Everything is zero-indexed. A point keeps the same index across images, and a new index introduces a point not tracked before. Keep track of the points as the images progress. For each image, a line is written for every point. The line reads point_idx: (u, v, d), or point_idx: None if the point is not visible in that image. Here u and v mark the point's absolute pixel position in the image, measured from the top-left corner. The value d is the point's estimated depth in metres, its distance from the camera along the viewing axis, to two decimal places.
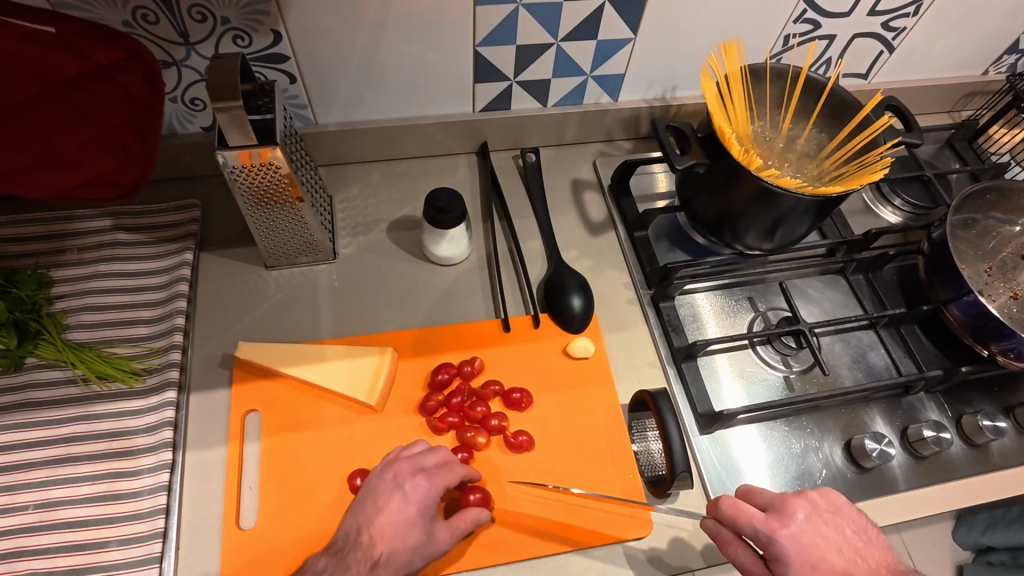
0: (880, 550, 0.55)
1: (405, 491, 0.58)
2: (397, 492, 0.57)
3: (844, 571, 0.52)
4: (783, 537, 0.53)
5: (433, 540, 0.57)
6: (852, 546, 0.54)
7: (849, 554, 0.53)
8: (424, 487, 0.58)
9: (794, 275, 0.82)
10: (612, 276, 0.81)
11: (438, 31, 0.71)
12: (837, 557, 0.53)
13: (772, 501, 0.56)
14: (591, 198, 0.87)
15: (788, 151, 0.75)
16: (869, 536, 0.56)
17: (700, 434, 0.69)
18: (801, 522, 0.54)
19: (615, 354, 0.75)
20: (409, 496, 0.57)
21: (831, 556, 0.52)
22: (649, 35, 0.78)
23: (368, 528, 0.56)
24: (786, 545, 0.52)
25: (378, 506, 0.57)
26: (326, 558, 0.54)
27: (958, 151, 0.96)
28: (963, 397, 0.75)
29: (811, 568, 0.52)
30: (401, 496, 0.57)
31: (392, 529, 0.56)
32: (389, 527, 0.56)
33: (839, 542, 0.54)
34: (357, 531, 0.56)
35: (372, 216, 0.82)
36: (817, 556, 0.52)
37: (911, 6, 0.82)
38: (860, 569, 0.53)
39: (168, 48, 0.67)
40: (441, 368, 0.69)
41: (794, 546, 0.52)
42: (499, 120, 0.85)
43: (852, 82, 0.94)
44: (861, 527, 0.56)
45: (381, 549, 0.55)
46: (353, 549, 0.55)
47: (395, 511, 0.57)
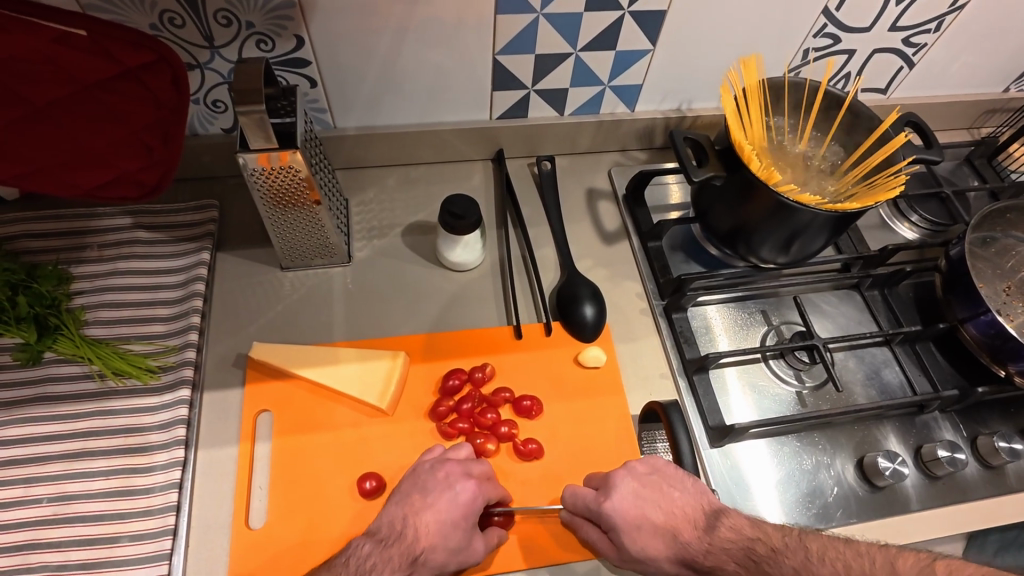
0: (698, 495, 0.59)
1: (455, 491, 0.59)
2: (447, 491, 0.59)
3: (665, 524, 0.58)
4: (606, 509, 0.59)
5: (470, 548, 0.58)
6: (670, 501, 0.59)
7: (667, 508, 0.59)
8: (472, 492, 0.59)
9: (808, 289, 0.81)
10: (626, 286, 0.81)
11: (458, 39, 0.72)
12: (655, 513, 0.58)
13: (602, 479, 0.62)
14: (606, 207, 0.87)
15: (808, 166, 0.74)
16: (687, 484, 0.60)
17: (711, 448, 0.69)
18: (621, 492, 0.60)
19: (627, 364, 0.74)
20: (458, 497, 0.58)
21: (649, 512, 0.58)
22: (668, 46, 0.78)
23: (415, 519, 0.57)
24: (609, 515, 0.58)
25: (427, 500, 0.58)
26: (370, 543, 0.55)
27: (977, 168, 0.95)
28: (979, 417, 0.74)
29: (635, 528, 0.58)
30: (450, 495, 0.59)
31: (436, 526, 0.57)
32: (434, 524, 0.57)
33: (656, 501, 0.59)
34: (403, 522, 0.57)
35: (387, 220, 0.82)
36: (638, 517, 0.58)
37: (933, 22, 0.82)
38: (681, 522, 0.58)
39: (193, 51, 0.68)
40: (453, 373, 0.69)
41: (618, 515, 0.58)
42: (516, 128, 0.85)
43: (871, 98, 0.94)
44: (682, 480, 0.60)
45: (423, 545, 0.56)
46: (397, 540, 0.56)
47: (442, 510, 0.58)
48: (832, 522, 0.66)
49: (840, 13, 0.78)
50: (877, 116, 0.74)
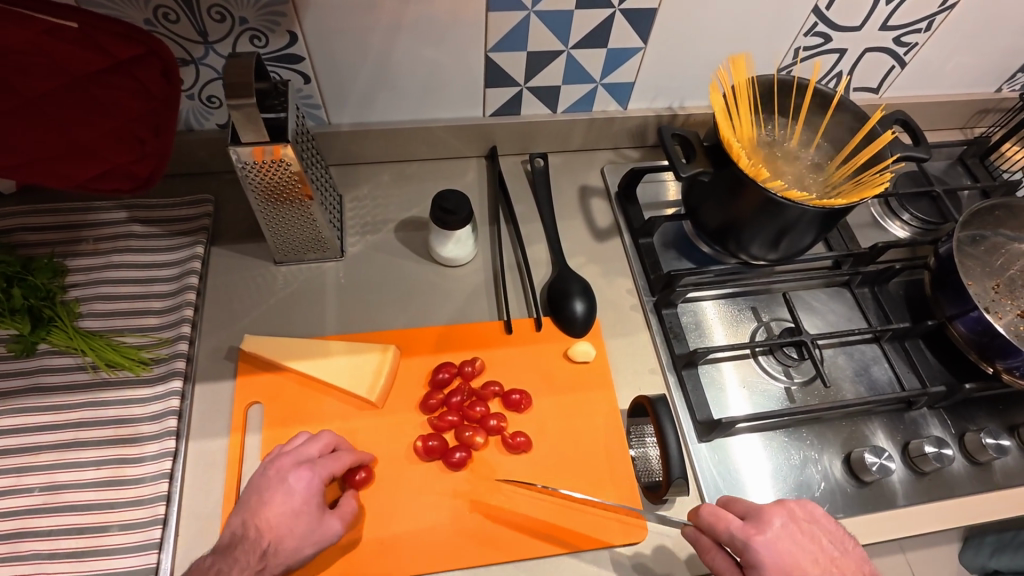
0: (859, 561, 0.57)
1: (290, 483, 0.58)
2: (282, 486, 0.58)
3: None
4: (758, 543, 0.55)
5: (323, 527, 0.57)
6: (829, 556, 0.56)
7: (826, 562, 0.55)
8: (308, 478, 0.59)
9: (799, 286, 0.82)
10: (616, 282, 0.81)
11: (451, 36, 0.73)
12: (812, 565, 0.55)
13: (751, 510, 0.58)
14: (598, 204, 0.88)
15: (798, 163, 0.75)
16: (848, 547, 0.58)
17: (699, 442, 0.69)
18: (777, 528, 0.56)
19: (617, 359, 0.75)
20: (294, 487, 0.58)
21: (808, 565, 0.54)
22: (660, 44, 0.78)
23: (253, 521, 0.56)
24: (760, 551, 0.55)
25: (263, 500, 0.57)
26: (210, 555, 0.54)
27: (969, 168, 0.96)
28: (967, 414, 0.74)
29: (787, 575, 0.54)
30: (285, 488, 0.58)
31: (280, 521, 0.56)
32: (276, 517, 0.56)
33: (815, 551, 0.55)
34: (243, 527, 0.56)
35: (380, 216, 0.83)
36: (793, 564, 0.54)
37: (923, 22, 0.82)
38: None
39: (186, 46, 0.68)
40: (442, 367, 0.70)
41: (770, 555, 0.54)
42: (510, 125, 0.86)
43: (863, 97, 0.94)
44: (841, 539, 0.58)
45: (268, 539, 0.55)
46: (239, 543, 0.54)
47: (282, 503, 0.57)
48: None
49: (830, 12, 0.79)
50: (866, 113, 0.74)
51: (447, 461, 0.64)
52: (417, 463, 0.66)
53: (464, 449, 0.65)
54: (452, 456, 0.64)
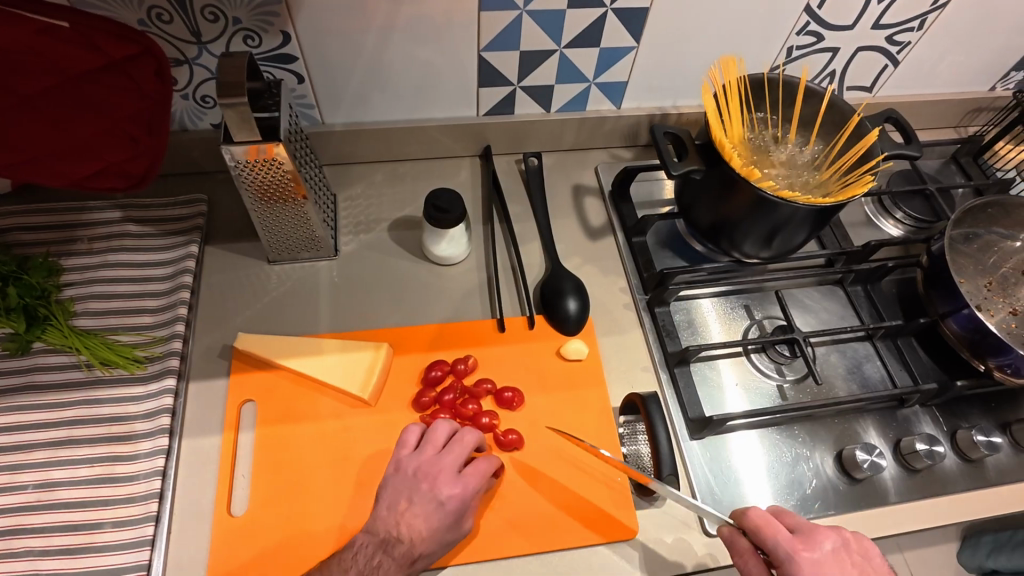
0: None
1: (429, 477, 0.60)
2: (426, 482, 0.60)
3: None
4: (802, 559, 0.54)
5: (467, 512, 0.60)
6: None
7: None
8: (450, 473, 0.61)
9: (791, 284, 0.82)
10: (609, 280, 0.81)
11: (444, 35, 0.73)
12: None
13: (801, 526, 0.57)
14: (592, 203, 0.88)
15: (790, 159, 0.75)
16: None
17: (691, 440, 0.69)
18: (826, 551, 0.54)
19: (610, 358, 0.75)
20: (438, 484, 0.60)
21: None
22: (652, 43, 0.79)
23: (405, 520, 0.58)
24: (801, 567, 0.53)
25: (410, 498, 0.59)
26: (371, 543, 0.57)
27: (963, 166, 0.96)
28: (959, 411, 0.75)
29: None
30: (431, 485, 0.60)
31: (428, 512, 0.58)
32: (423, 516, 0.58)
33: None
34: (395, 524, 0.58)
35: (374, 215, 0.83)
36: None
37: (916, 21, 0.83)
38: None
39: (181, 46, 0.69)
40: (435, 365, 0.69)
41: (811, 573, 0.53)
42: (503, 124, 0.86)
43: (856, 96, 0.95)
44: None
45: (420, 539, 0.57)
46: (393, 543, 0.57)
47: (428, 500, 0.59)
48: (808, 512, 0.66)
49: (822, 11, 0.79)
50: (853, 108, 0.74)
51: None
52: None
53: None
54: None
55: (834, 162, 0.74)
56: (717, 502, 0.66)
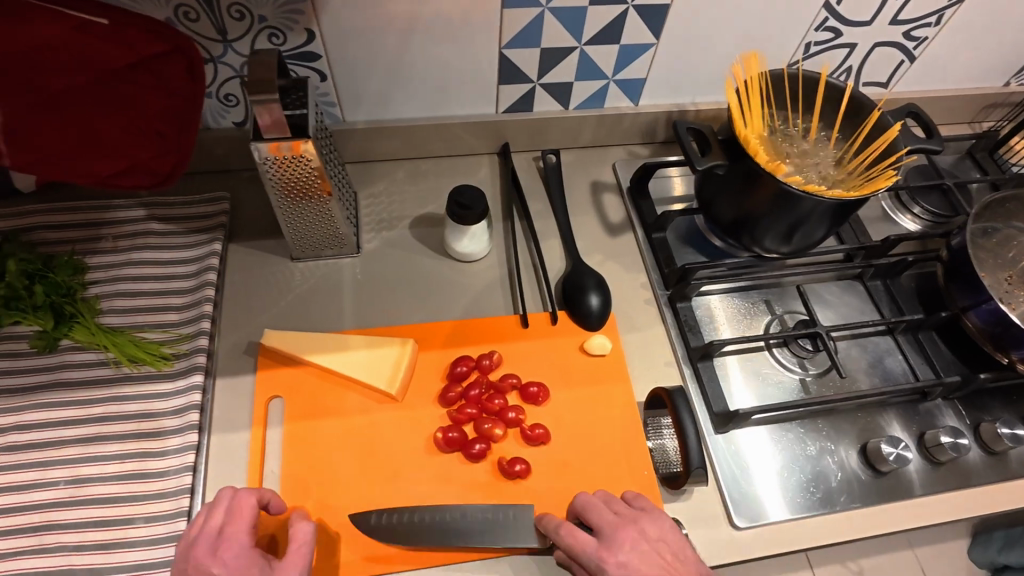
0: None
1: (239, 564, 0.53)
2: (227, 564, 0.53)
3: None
4: (608, 566, 0.57)
5: None
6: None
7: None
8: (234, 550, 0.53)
9: (811, 279, 0.82)
10: (629, 275, 0.82)
11: (466, 33, 0.73)
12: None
13: (603, 526, 0.59)
14: (610, 199, 0.88)
15: (813, 156, 0.75)
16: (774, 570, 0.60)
17: (715, 433, 0.70)
18: (629, 552, 0.57)
19: (633, 353, 0.75)
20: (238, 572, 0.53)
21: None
22: (672, 40, 0.79)
23: None
24: (610, 573, 0.57)
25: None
26: None
27: (979, 161, 0.97)
28: (981, 405, 0.75)
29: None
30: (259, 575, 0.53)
31: None
32: None
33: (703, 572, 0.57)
34: None
35: (395, 213, 0.83)
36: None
37: (933, 16, 0.83)
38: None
39: (207, 45, 0.69)
40: (460, 360, 0.70)
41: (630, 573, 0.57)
42: (523, 121, 0.86)
43: (873, 91, 0.95)
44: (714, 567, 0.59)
45: None
46: None
47: None
48: (833, 504, 0.67)
49: (841, 7, 0.79)
50: (875, 103, 0.74)
51: (467, 453, 0.64)
52: (438, 455, 0.66)
53: (483, 442, 0.65)
54: (472, 448, 0.65)
55: (855, 158, 0.74)
56: (744, 496, 0.66)
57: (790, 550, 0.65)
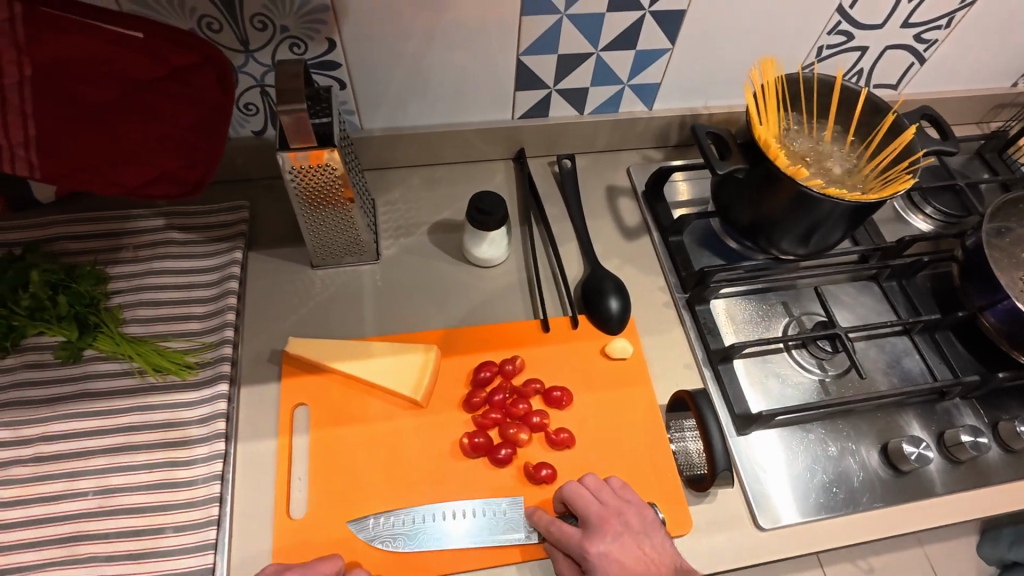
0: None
1: None
2: None
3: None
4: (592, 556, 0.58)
5: None
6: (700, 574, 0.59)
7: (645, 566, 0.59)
8: None
9: (827, 281, 0.83)
10: (647, 279, 0.82)
11: (484, 41, 0.74)
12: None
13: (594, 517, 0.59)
14: (626, 204, 0.89)
15: (829, 159, 0.76)
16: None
17: (737, 435, 0.70)
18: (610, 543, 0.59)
19: (653, 356, 0.76)
20: None
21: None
22: (687, 45, 0.80)
23: None
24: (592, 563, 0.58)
25: None
26: None
27: (988, 161, 0.98)
28: (999, 403, 0.75)
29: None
30: None
31: None
32: None
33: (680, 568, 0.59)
34: None
35: (413, 219, 0.84)
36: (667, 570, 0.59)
37: (944, 19, 0.84)
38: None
39: (229, 55, 0.69)
40: (483, 366, 0.70)
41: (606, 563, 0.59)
42: (538, 127, 0.87)
43: (883, 93, 0.96)
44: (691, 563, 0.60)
45: None
46: None
47: None
48: (854, 504, 0.67)
49: (854, 11, 0.80)
50: (888, 106, 0.75)
51: (493, 458, 0.65)
52: (464, 460, 0.66)
53: (509, 446, 0.65)
54: (498, 453, 0.65)
55: (871, 162, 0.75)
56: (767, 498, 0.67)
57: (813, 551, 0.66)
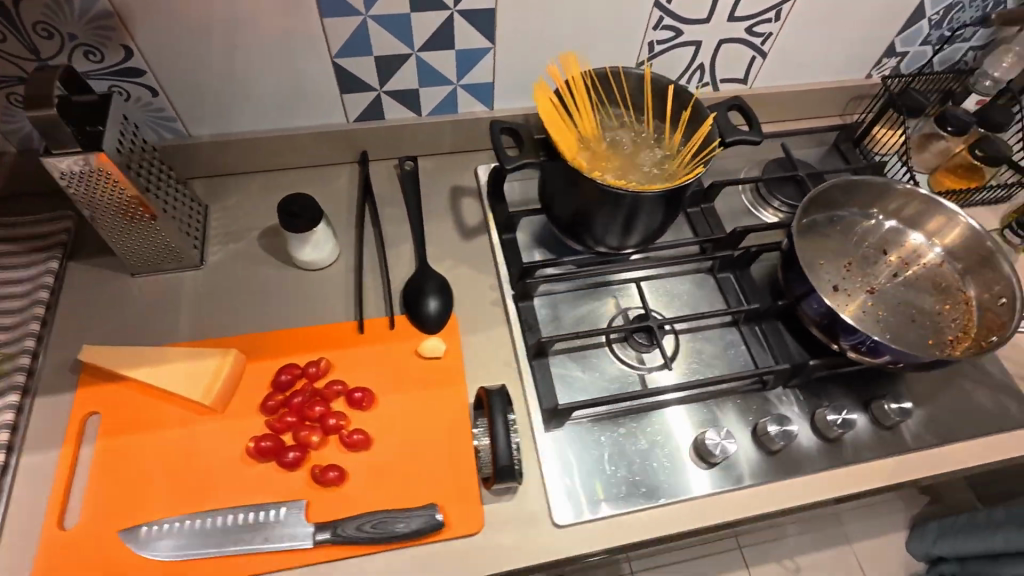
0: None
1: None
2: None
3: None
4: None
5: None
6: None
7: None
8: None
9: (659, 274, 0.83)
10: (478, 278, 0.82)
11: (291, 44, 0.74)
12: None
13: None
14: (468, 203, 0.89)
15: (640, 149, 0.76)
16: None
17: (546, 432, 0.69)
18: None
19: (472, 355, 0.75)
20: None
21: None
22: (507, 43, 0.80)
23: None
24: None
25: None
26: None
27: (844, 153, 0.99)
28: (822, 392, 0.75)
29: None
30: None
31: None
32: None
33: None
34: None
35: (245, 225, 0.84)
36: None
37: (771, 12, 0.84)
38: None
39: (22, 64, 0.69)
40: (284, 369, 0.69)
41: None
42: (374, 129, 0.87)
43: (733, 88, 0.96)
44: None
45: None
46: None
47: None
48: (659, 497, 0.66)
49: (673, 6, 0.80)
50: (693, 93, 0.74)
51: (280, 462, 0.64)
52: (253, 465, 0.65)
53: (298, 449, 0.64)
54: (285, 456, 0.64)
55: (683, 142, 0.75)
56: (568, 494, 0.66)
57: (617, 546, 0.65)
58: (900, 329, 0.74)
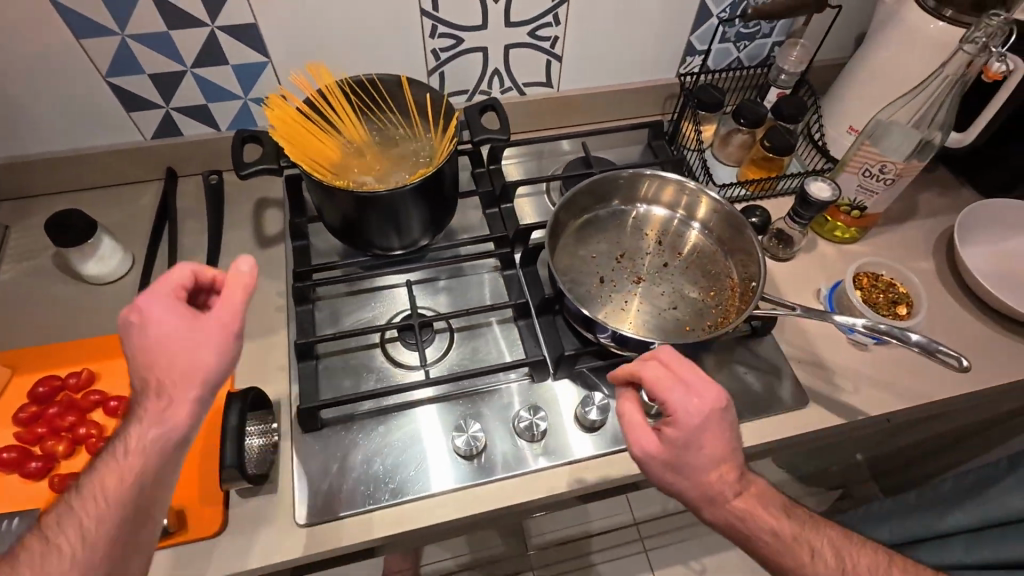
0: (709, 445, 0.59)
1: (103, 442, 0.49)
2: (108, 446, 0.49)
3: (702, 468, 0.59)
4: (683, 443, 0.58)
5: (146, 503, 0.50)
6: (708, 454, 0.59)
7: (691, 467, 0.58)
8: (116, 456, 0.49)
9: (448, 274, 0.86)
10: (268, 286, 0.84)
11: (58, 65, 0.76)
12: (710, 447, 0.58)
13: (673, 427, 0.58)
14: (272, 214, 0.91)
15: (399, 150, 0.80)
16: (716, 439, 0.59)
17: (302, 433, 0.70)
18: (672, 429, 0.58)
19: (246, 360, 0.77)
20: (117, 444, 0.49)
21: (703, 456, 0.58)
22: (283, 57, 0.82)
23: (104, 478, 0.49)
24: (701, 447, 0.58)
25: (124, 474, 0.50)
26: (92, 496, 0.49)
27: (654, 149, 0.98)
28: (590, 383, 0.77)
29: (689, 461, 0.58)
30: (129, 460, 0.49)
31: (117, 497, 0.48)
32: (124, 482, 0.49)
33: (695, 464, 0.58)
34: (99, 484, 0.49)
35: (42, 243, 0.86)
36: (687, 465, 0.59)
37: (548, 16, 0.87)
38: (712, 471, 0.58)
39: None
40: (43, 381, 0.71)
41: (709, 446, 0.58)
42: (172, 146, 0.89)
43: (539, 92, 0.98)
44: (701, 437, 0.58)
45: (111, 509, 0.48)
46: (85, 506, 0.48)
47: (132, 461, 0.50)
48: (405, 492, 0.67)
49: (442, 14, 0.83)
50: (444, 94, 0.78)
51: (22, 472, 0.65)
52: None
53: (42, 459, 0.66)
54: (27, 467, 0.65)
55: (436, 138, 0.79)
56: (313, 494, 0.67)
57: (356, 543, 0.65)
58: (661, 317, 0.76)
